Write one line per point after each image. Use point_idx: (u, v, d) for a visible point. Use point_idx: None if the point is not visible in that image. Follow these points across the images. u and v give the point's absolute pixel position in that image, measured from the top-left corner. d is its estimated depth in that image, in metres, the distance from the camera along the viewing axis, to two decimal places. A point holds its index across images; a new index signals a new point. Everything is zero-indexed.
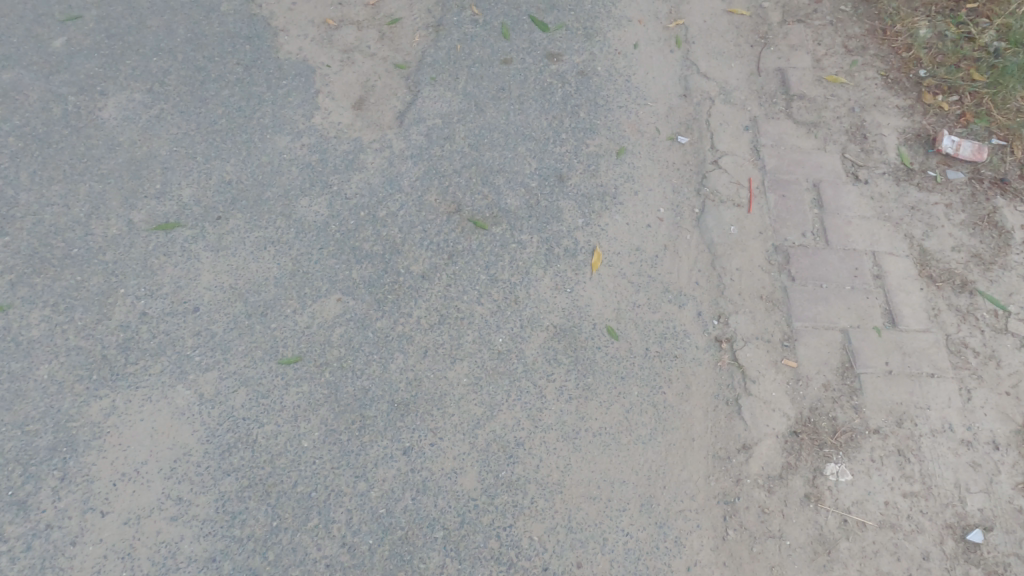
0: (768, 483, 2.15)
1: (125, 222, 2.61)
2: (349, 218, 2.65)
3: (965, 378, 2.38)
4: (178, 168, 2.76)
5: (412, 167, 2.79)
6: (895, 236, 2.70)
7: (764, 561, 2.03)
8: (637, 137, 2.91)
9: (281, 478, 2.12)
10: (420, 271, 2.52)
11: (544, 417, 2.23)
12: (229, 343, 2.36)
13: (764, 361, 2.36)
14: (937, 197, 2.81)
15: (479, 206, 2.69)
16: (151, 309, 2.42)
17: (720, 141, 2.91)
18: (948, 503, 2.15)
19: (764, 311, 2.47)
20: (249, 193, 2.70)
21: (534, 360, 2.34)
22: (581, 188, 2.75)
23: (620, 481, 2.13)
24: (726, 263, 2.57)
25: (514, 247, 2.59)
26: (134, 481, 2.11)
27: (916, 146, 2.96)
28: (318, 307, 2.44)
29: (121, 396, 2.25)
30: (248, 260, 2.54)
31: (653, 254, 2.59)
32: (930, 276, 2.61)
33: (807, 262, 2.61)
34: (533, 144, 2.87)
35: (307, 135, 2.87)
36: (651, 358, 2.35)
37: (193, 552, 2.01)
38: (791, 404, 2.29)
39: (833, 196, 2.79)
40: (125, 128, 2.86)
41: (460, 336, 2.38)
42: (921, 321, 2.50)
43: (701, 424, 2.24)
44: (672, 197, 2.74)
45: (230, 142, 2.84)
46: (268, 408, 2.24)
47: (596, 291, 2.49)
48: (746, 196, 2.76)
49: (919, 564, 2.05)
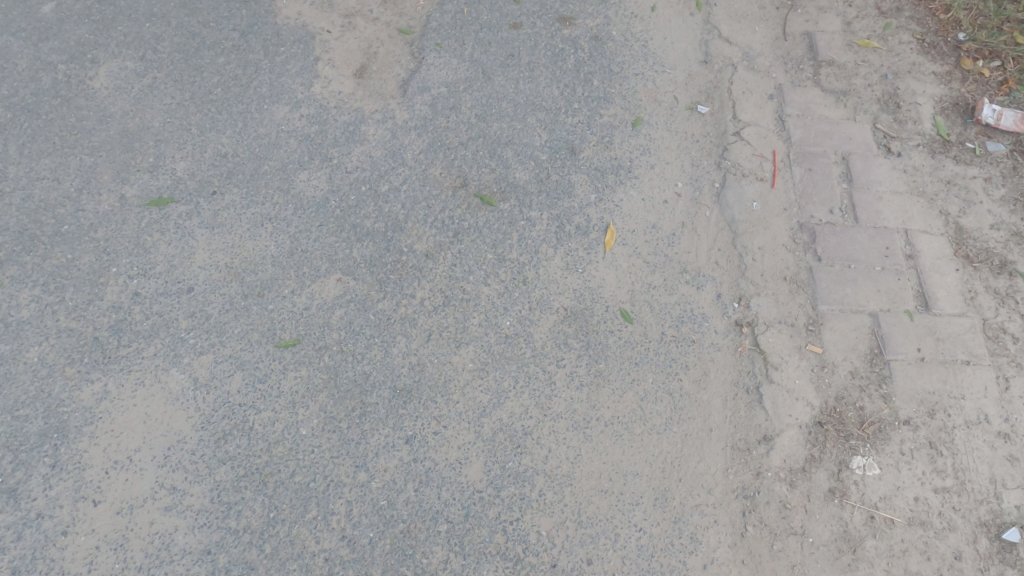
0: (790, 476, 2.03)
1: (117, 197, 2.50)
2: (350, 193, 2.52)
3: (1003, 365, 2.24)
4: (172, 141, 2.63)
5: (416, 139, 2.64)
6: (929, 213, 2.54)
7: (785, 560, 1.93)
8: (654, 106, 2.74)
9: (279, 468, 2.03)
10: (424, 249, 2.40)
11: (553, 405, 2.12)
12: (224, 326, 2.26)
13: (788, 347, 2.23)
14: (976, 170, 2.64)
15: (486, 181, 2.55)
16: (144, 289, 2.32)
17: (742, 111, 2.74)
18: (983, 500, 2.03)
19: (788, 293, 2.33)
20: (245, 166, 2.58)
21: (543, 345, 2.22)
22: (594, 161, 2.60)
23: (634, 473, 2.03)
24: (748, 242, 2.42)
25: (523, 224, 2.45)
26: (127, 469, 2.03)
27: (953, 116, 2.77)
28: (317, 287, 2.33)
29: (114, 380, 2.16)
30: (245, 238, 2.42)
31: (671, 232, 2.45)
32: (967, 256, 2.45)
33: (834, 241, 2.45)
34: (544, 114, 2.71)
35: (306, 105, 2.72)
36: (666, 343, 2.23)
37: (187, 544, 1.94)
38: (816, 393, 2.16)
39: (863, 170, 2.62)
40: (117, 98, 2.73)
41: (465, 318, 2.27)
42: (956, 305, 2.35)
43: (719, 414, 2.11)
44: (691, 170, 2.59)
45: (226, 113, 2.70)
46: (266, 393, 2.14)
47: (609, 271, 2.36)
48: (770, 169, 2.60)
49: (951, 564, 1.94)
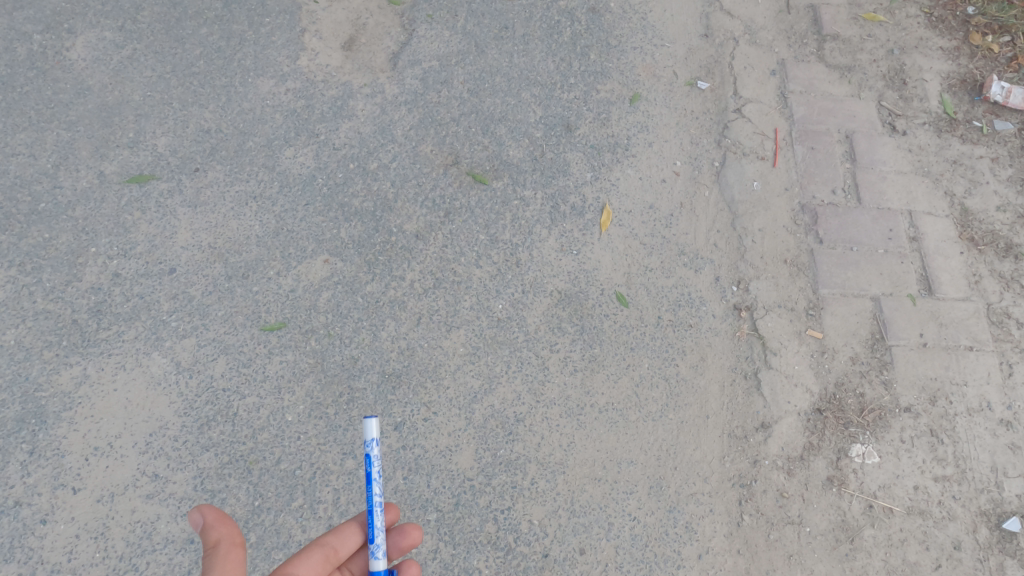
0: (788, 465, 1.99)
1: (96, 173, 2.41)
2: (338, 170, 2.43)
3: (1007, 351, 2.21)
4: (153, 115, 2.53)
5: (406, 115, 2.55)
6: (934, 194, 2.47)
7: (781, 549, 1.90)
8: (653, 82, 2.65)
9: (264, 455, 1.98)
10: (414, 230, 2.32)
11: (546, 390, 2.07)
12: (207, 308, 2.19)
13: (787, 332, 2.17)
14: (983, 150, 2.57)
15: (478, 158, 2.47)
16: (124, 270, 2.24)
17: (744, 87, 2.65)
18: (983, 488, 2.00)
19: (788, 277, 2.27)
20: (229, 143, 2.49)
21: (536, 329, 2.16)
22: (590, 139, 2.52)
23: (628, 461, 1.98)
24: (747, 224, 2.35)
25: (516, 203, 2.38)
26: (108, 456, 1.98)
27: (960, 94, 2.69)
28: (304, 268, 2.26)
29: (93, 364, 2.09)
30: (229, 217, 2.34)
31: (668, 212, 2.38)
32: (972, 239, 2.39)
33: (836, 223, 2.39)
34: (539, 89, 2.62)
35: (292, 79, 2.62)
36: (663, 328, 2.17)
37: (170, 533, 1.89)
38: (815, 379, 2.11)
39: (867, 150, 2.55)
40: (95, 71, 2.61)
41: (456, 301, 2.20)
42: (960, 289, 2.30)
43: (716, 400, 2.06)
44: (690, 149, 2.51)
45: (209, 86, 2.60)
46: (250, 378, 2.08)
47: (604, 253, 2.29)
48: (772, 148, 2.52)
49: (949, 554, 1.92)
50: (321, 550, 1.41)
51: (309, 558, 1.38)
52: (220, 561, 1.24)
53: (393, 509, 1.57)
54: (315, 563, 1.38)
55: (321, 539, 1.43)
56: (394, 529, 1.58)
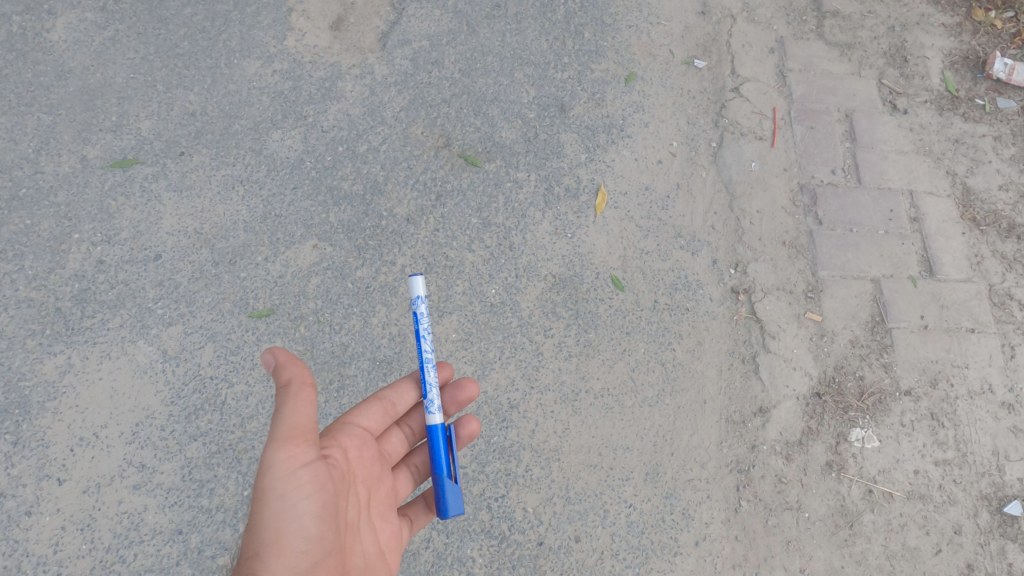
0: (787, 450, 1.96)
1: (78, 158, 2.35)
2: (326, 153, 2.38)
3: (1009, 333, 2.17)
4: (136, 98, 2.47)
5: (396, 96, 2.49)
6: (936, 173, 2.43)
7: (780, 535, 1.87)
8: (649, 61, 2.59)
9: (252, 444, 1.95)
10: (405, 213, 2.27)
11: (541, 376, 2.03)
12: (194, 295, 2.14)
13: (786, 315, 2.13)
14: (985, 128, 2.52)
15: (470, 140, 2.41)
16: (108, 257, 2.19)
17: (742, 65, 2.59)
18: (985, 472, 1.97)
19: (787, 259, 2.22)
20: (215, 126, 2.43)
21: (529, 314, 2.11)
22: (585, 119, 2.46)
23: (624, 447, 1.95)
24: (745, 205, 2.31)
25: (509, 186, 2.32)
26: (93, 446, 1.93)
27: (962, 71, 2.64)
28: (292, 254, 2.21)
29: (78, 353, 2.05)
30: (215, 202, 2.29)
31: (665, 194, 2.33)
32: (974, 219, 2.35)
33: (836, 204, 2.34)
34: (532, 69, 2.55)
35: (279, 60, 2.55)
36: (659, 312, 2.13)
37: (158, 524, 1.86)
38: (814, 362, 2.07)
39: (867, 129, 2.50)
40: (76, 52, 2.54)
41: (448, 286, 2.15)
42: (961, 270, 2.26)
43: (713, 384, 2.03)
44: (687, 129, 2.45)
45: (193, 68, 2.53)
46: (238, 366, 2.04)
47: (599, 236, 2.24)
48: (770, 128, 2.46)
49: (950, 538, 1.90)
50: (379, 404, 1.62)
51: (369, 411, 1.60)
52: (294, 399, 1.33)
53: (446, 369, 1.70)
54: (374, 414, 1.61)
55: (381, 393, 1.64)
56: (450, 385, 1.73)
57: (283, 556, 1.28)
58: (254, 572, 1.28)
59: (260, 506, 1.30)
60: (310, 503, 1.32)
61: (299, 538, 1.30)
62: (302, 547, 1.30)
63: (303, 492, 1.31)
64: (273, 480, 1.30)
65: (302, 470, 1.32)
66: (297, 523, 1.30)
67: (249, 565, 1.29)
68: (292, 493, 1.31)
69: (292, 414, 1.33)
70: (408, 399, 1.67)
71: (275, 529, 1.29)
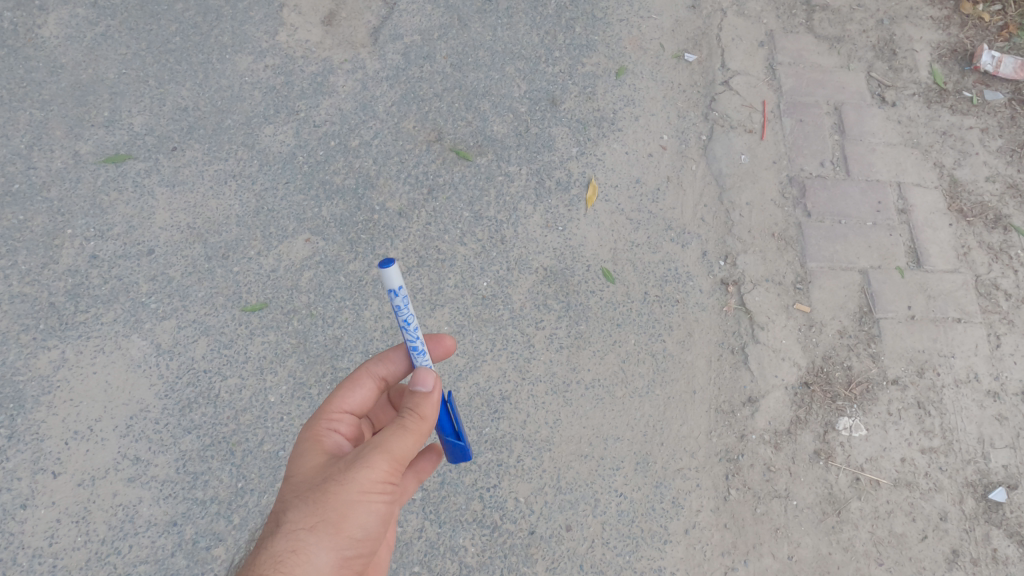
0: (775, 439, 1.98)
1: (71, 153, 2.35)
2: (318, 148, 2.39)
3: (995, 323, 2.20)
4: (128, 93, 2.47)
5: (388, 91, 2.50)
6: (923, 165, 2.45)
7: (768, 523, 1.89)
8: (639, 55, 2.61)
9: (246, 437, 1.96)
10: (397, 207, 2.29)
11: (532, 368, 2.05)
12: (187, 290, 2.15)
13: (775, 306, 2.16)
14: (972, 121, 2.54)
15: (462, 134, 2.42)
16: (102, 252, 2.20)
17: (732, 59, 2.60)
18: (970, 460, 2.00)
19: (776, 251, 2.24)
20: (207, 121, 2.43)
21: (521, 306, 2.13)
22: (576, 113, 2.47)
23: (614, 437, 1.97)
24: (735, 197, 2.32)
25: (501, 179, 2.34)
26: (88, 440, 1.95)
27: (950, 64, 2.66)
28: (285, 248, 2.22)
29: (72, 347, 2.06)
30: (208, 196, 2.30)
31: (655, 187, 2.35)
32: (961, 210, 2.37)
33: (825, 196, 2.36)
34: (524, 63, 2.57)
35: (271, 55, 2.56)
36: (649, 304, 2.15)
37: (152, 516, 1.87)
38: (803, 353, 2.09)
39: (856, 121, 2.52)
40: (68, 48, 2.54)
41: (440, 279, 2.17)
42: (948, 261, 2.28)
43: (703, 375, 2.05)
44: (677, 123, 2.47)
45: (185, 63, 2.54)
46: (232, 359, 2.06)
47: (590, 229, 2.26)
48: (760, 121, 2.48)
49: (936, 525, 1.92)
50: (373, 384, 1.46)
51: (359, 393, 1.44)
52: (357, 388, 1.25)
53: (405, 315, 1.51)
54: (366, 396, 1.45)
55: (370, 368, 1.46)
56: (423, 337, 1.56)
57: (338, 544, 1.14)
58: (300, 541, 1.11)
59: (340, 493, 1.15)
60: (385, 507, 1.20)
61: (359, 536, 1.17)
62: (360, 545, 1.17)
63: (384, 494, 1.20)
64: (365, 477, 1.18)
65: (391, 479, 1.21)
66: (367, 521, 1.17)
67: (297, 539, 1.12)
68: (375, 494, 1.18)
69: (397, 441, 1.23)
70: (432, 409, 1.32)
71: (342, 516, 1.15)
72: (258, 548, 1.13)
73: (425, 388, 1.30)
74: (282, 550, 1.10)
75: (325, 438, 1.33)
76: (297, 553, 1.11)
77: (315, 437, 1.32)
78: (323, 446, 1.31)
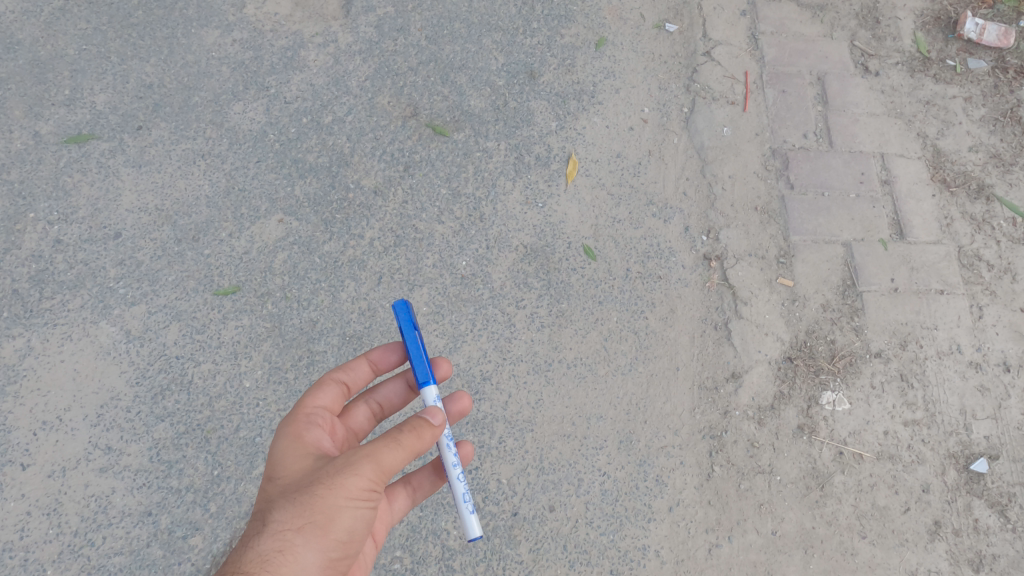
0: (759, 415, 1.97)
1: (31, 134, 2.26)
2: (290, 125, 2.31)
3: (978, 294, 2.19)
4: (90, 70, 2.37)
5: (361, 65, 2.42)
6: (907, 136, 2.42)
7: (752, 499, 1.88)
8: (619, 25, 2.54)
9: (221, 423, 1.92)
10: (372, 185, 2.23)
11: (513, 347, 2.01)
12: (157, 274, 2.08)
13: (758, 281, 2.13)
14: (956, 90, 2.51)
15: (438, 109, 2.36)
16: (66, 236, 2.12)
17: (713, 28, 2.55)
18: (952, 431, 2.00)
19: (759, 225, 2.21)
20: (174, 98, 2.34)
21: (501, 285, 2.09)
22: (555, 86, 2.41)
23: (597, 416, 1.94)
24: (717, 170, 2.29)
25: (479, 155, 2.28)
26: (58, 430, 1.89)
27: (934, 32, 2.62)
28: (257, 229, 2.15)
29: (38, 335, 1.99)
30: (176, 177, 2.22)
31: (636, 160, 2.30)
32: (944, 181, 2.35)
33: (808, 168, 2.33)
34: (501, 35, 2.49)
35: (239, 29, 2.47)
36: (632, 281, 2.11)
37: (126, 506, 1.82)
38: (786, 327, 2.07)
39: (839, 92, 2.48)
40: (25, 24, 2.43)
41: (417, 259, 2.12)
42: (931, 232, 2.27)
43: (686, 352, 2.03)
44: (658, 95, 2.42)
45: (149, 38, 2.44)
46: (204, 345, 2.00)
47: (571, 205, 2.22)
48: (742, 92, 2.43)
49: (918, 497, 1.92)
50: (336, 382, 1.50)
51: (327, 392, 1.48)
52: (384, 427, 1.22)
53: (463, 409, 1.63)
54: (334, 395, 1.49)
55: (331, 373, 1.51)
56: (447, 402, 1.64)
57: (323, 545, 1.15)
58: (289, 548, 1.12)
59: (326, 497, 1.15)
60: (369, 511, 1.21)
61: (344, 536, 1.18)
62: (341, 546, 1.18)
63: (365, 500, 1.20)
64: (353, 484, 1.17)
65: (377, 487, 1.21)
66: (351, 524, 1.18)
67: (284, 539, 1.12)
68: (361, 501, 1.19)
69: (388, 450, 1.20)
70: (433, 436, 1.28)
71: (328, 519, 1.15)
72: (241, 548, 1.14)
73: (436, 424, 1.29)
74: (269, 550, 1.11)
75: (306, 436, 1.34)
76: (284, 553, 1.12)
77: (295, 434, 1.34)
78: (306, 449, 1.31)
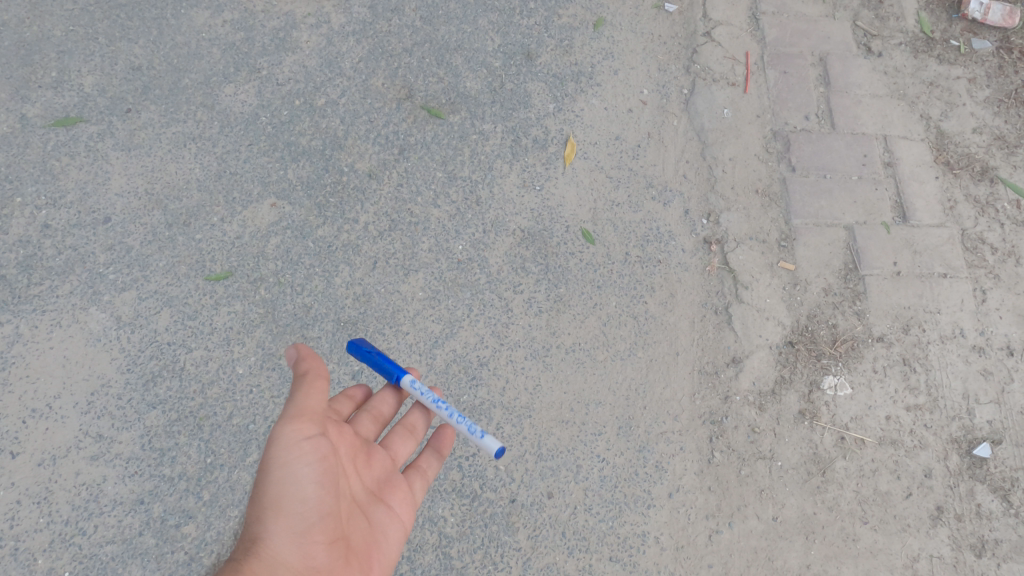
0: (760, 400, 1.94)
1: (17, 117, 2.21)
2: (282, 108, 2.27)
3: (981, 278, 2.16)
4: (77, 52, 2.32)
5: (355, 46, 2.37)
6: (910, 117, 2.38)
7: (753, 485, 1.86)
8: (618, 6, 2.49)
9: (214, 411, 1.89)
10: (367, 168, 2.19)
11: (510, 333, 1.98)
12: (147, 259, 2.05)
13: (758, 264, 2.10)
14: (960, 71, 2.47)
15: (433, 91, 2.31)
16: (54, 221, 2.08)
17: (714, 8, 2.50)
18: (955, 416, 1.98)
19: (760, 208, 2.18)
20: (163, 80, 2.29)
21: (498, 270, 2.05)
22: (553, 68, 2.37)
23: (596, 402, 1.92)
24: (718, 153, 2.25)
25: (475, 138, 2.24)
26: (47, 418, 1.86)
27: (937, 12, 2.58)
28: (249, 213, 2.11)
29: (26, 322, 1.95)
30: (166, 160, 2.18)
31: (636, 143, 2.26)
32: (948, 163, 2.32)
33: (809, 150, 2.29)
34: (497, 16, 2.44)
35: (229, 10, 2.41)
36: (631, 265, 2.08)
37: (118, 495, 1.79)
38: (787, 312, 2.05)
39: (841, 73, 2.44)
40: (10, 4, 2.37)
41: (413, 243, 2.08)
42: (934, 215, 2.24)
43: (686, 337, 2.00)
44: (657, 76, 2.37)
45: (138, 19, 2.38)
46: (196, 331, 1.97)
47: (569, 188, 2.18)
48: (743, 73, 2.39)
49: (920, 482, 1.90)
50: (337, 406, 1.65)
51: None
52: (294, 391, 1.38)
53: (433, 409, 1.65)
54: None
55: None
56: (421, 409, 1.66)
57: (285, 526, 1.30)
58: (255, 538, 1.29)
59: (264, 480, 1.31)
60: (312, 470, 1.32)
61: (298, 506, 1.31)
62: (306, 515, 1.31)
63: (307, 459, 1.32)
64: (278, 451, 1.32)
65: (305, 442, 1.33)
66: (297, 486, 1.31)
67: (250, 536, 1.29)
68: (296, 460, 1.31)
69: (292, 410, 1.35)
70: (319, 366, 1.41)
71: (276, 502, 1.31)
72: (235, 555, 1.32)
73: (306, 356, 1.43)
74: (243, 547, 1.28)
75: None
76: (257, 541, 1.29)
77: None
78: None
